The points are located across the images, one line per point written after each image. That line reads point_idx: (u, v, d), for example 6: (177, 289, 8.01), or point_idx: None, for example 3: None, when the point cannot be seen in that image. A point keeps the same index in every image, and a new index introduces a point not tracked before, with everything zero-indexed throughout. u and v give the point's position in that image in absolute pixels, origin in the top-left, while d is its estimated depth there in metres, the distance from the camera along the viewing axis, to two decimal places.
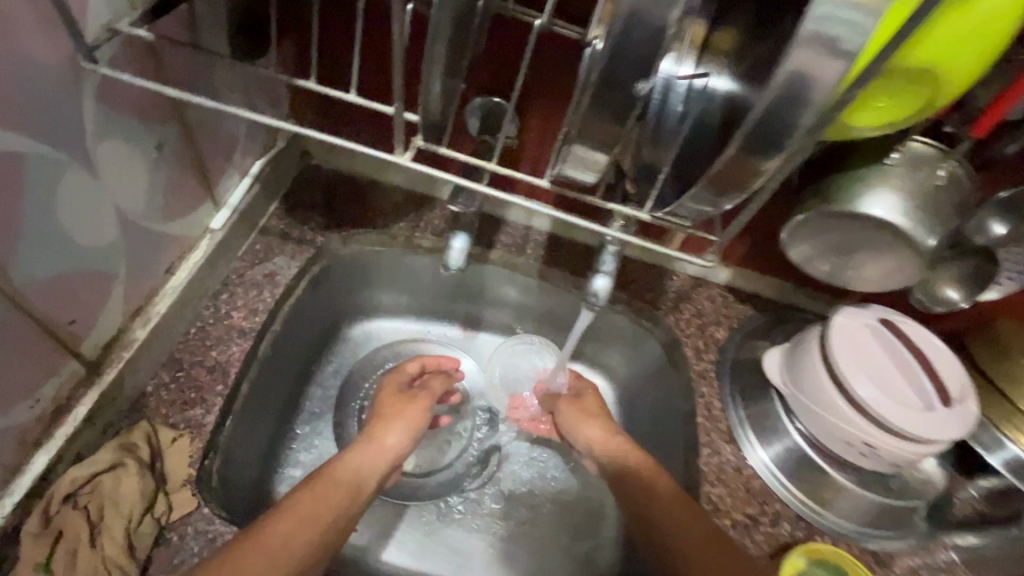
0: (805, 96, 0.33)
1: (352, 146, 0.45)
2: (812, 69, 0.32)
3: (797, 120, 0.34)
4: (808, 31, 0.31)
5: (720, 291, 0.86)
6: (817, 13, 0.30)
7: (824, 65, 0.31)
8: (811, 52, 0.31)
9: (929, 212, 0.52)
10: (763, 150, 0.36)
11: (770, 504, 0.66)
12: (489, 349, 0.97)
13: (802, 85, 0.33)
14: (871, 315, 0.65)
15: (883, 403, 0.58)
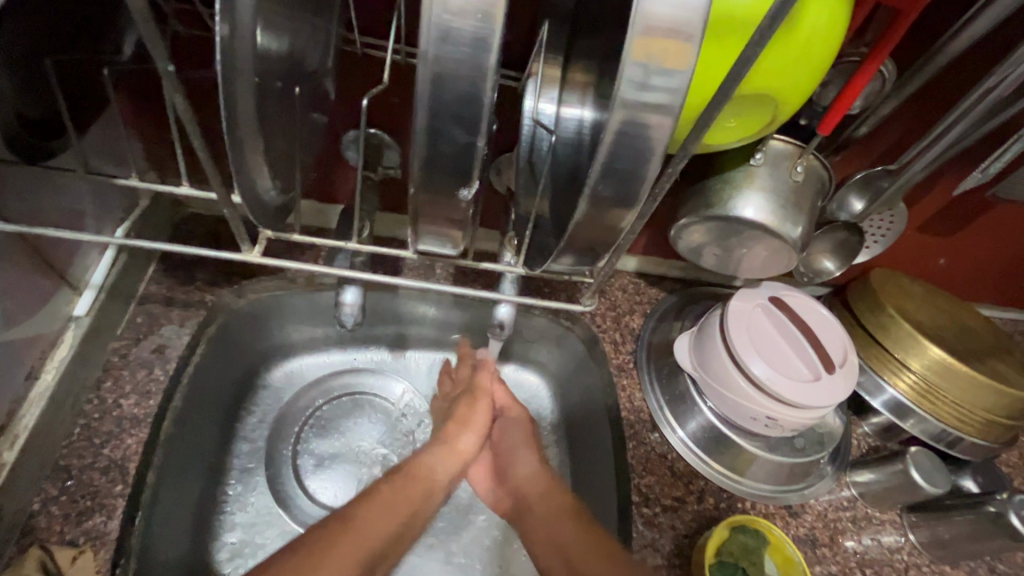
0: (644, 146, 0.32)
1: (197, 251, 0.46)
2: (638, 128, 0.31)
3: (637, 178, 0.34)
4: (625, 95, 0.30)
5: (630, 279, 0.89)
6: (628, 79, 0.30)
7: (652, 120, 0.31)
8: (631, 114, 0.31)
9: (791, 207, 0.55)
10: (611, 207, 0.35)
11: (694, 482, 0.71)
12: (420, 367, 0.95)
13: (633, 144, 0.32)
14: (762, 293, 0.69)
15: (776, 380, 0.63)
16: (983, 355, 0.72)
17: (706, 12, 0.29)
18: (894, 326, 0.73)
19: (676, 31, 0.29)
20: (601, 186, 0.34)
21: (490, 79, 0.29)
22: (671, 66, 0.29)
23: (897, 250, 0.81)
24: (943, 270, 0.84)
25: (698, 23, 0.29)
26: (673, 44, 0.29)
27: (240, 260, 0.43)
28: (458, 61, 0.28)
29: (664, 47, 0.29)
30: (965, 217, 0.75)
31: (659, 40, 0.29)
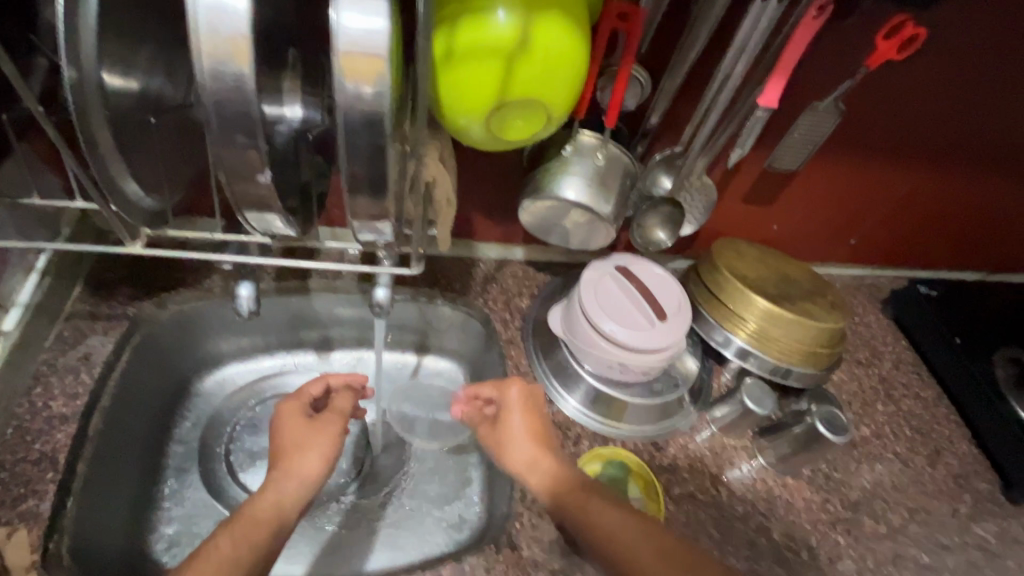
0: (375, 127, 0.42)
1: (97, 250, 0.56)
2: (365, 114, 0.42)
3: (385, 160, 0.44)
4: (346, 90, 0.41)
5: (521, 267, 1.01)
6: (345, 87, 0.41)
7: (370, 107, 0.41)
8: (357, 106, 0.41)
9: (598, 187, 0.69)
10: (370, 184, 0.45)
11: (571, 429, 0.84)
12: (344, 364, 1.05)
13: (369, 127, 0.42)
14: (610, 263, 0.83)
15: (617, 329, 0.76)
16: (797, 298, 0.87)
17: (388, 36, 0.40)
18: (725, 281, 0.88)
19: (373, 51, 0.40)
20: (357, 167, 0.44)
21: (252, 102, 0.41)
22: (375, 76, 0.40)
23: (733, 221, 0.98)
24: (778, 236, 1.02)
25: (384, 42, 0.39)
26: (371, 58, 0.40)
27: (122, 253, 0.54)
28: (230, 94, 0.40)
29: (366, 61, 0.40)
30: (775, 189, 0.93)
31: (358, 56, 0.40)
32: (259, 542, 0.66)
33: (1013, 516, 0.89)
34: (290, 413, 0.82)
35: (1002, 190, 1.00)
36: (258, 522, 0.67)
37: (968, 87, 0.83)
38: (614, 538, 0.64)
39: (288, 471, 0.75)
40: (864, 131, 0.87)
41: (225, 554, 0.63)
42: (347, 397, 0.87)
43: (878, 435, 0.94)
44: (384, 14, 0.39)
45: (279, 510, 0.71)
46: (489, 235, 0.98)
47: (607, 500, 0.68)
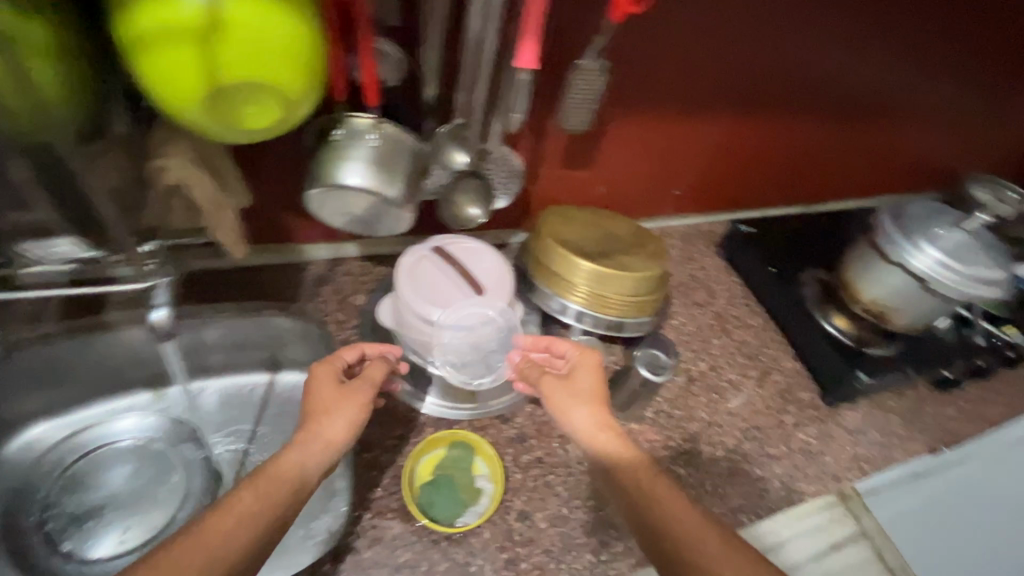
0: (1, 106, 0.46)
1: None
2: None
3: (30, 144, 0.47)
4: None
5: (357, 263, 0.98)
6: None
7: None
8: None
9: (377, 168, 0.67)
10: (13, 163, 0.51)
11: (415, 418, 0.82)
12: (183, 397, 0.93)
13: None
14: (427, 245, 0.82)
15: (432, 310, 0.76)
16: (615, 253, 0.91)
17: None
18: (548, 246, 0.90)
19: None
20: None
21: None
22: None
23: (559, 187, 0.99)
24: (607, 196, 1.05)
25: None
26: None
27: None
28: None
29: None
30: (591, 151, 0.94)
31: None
32: (282, 501, 0.58)
33: (831, 417, 1.00)
34: (322, 377, 0.71)
35: (799, 128, 1.07)
36: (275, 478, 0.60)
37: (752, 33, 0.84)
38: (683, 531, 0.56)
39: (320, 434, 0.66)
40: (665, 86, 0.87)
41: (247, 506, 0.56)
42: (380, 368, 0.75)
43: (714, 366, 1.02)
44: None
45: (302, 470, 0.62)
46: (314, 235, 0.93)
47: (678, 498, 0.59)
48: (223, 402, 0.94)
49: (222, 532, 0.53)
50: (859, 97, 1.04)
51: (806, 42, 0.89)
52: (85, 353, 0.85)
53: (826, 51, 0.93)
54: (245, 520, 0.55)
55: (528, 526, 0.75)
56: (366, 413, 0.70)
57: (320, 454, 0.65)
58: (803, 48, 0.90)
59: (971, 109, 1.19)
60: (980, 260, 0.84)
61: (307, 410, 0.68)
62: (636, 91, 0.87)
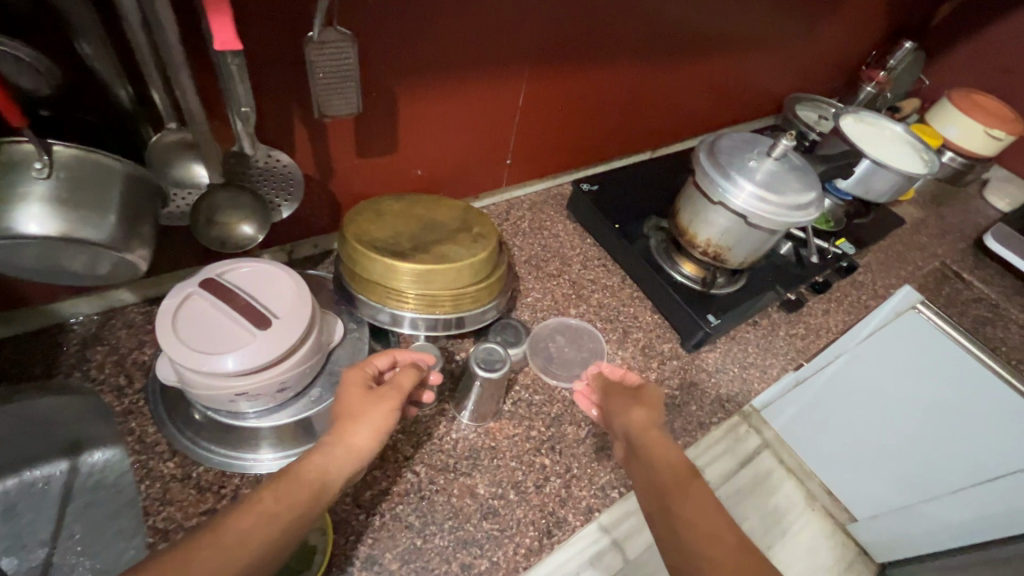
0: None
1: None
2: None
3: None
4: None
5: (136, 312, 0.81)
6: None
7: None
8: None
9: (53, 203, 0.51)
10: None
11: (226, 483, 0.70)
12: None
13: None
14: (193, 282, 0.68)
15: (204, 359, 0.62)
16: (436, 243, 0.82)
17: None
18: (354, 252, 0.79)
19: None
20: None
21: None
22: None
23: (366, 180, 0.87)
24: (429, 178, 0.95)
25: None
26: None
27: None
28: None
29: None
30: (389, 134, 0.83)
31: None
32: (304, 505, 0.55)
33: (692, 363, 1.00)
34: (351, 379, 0.68)
35: (618, 74, 1.03)
36: (298, 482, 0.57)
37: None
38: (692, 502, 0.58)
39: (340, 438, 0.62)
40: (453, 47, 0.78)
41: (269, 506, 0.53)
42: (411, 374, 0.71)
43: (574, 338, 0.97)
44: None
45: (326, 476, 0.59)
46: (63, 291, 0.75)
47: (685, 467, 0.62)
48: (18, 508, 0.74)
49: (238, 533, 0.50)
50: (667, 34, 1.01)
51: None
52: None
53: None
54: (268, 518, 0.53)
55: (378, 572, 0.66)
56: (393, 420, 0.66)
57: (343, 466, 0.61)
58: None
59: (776, 32, 1.21)
60: (793, 186, 0.84)
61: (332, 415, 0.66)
62: (420, 59, 0.76)
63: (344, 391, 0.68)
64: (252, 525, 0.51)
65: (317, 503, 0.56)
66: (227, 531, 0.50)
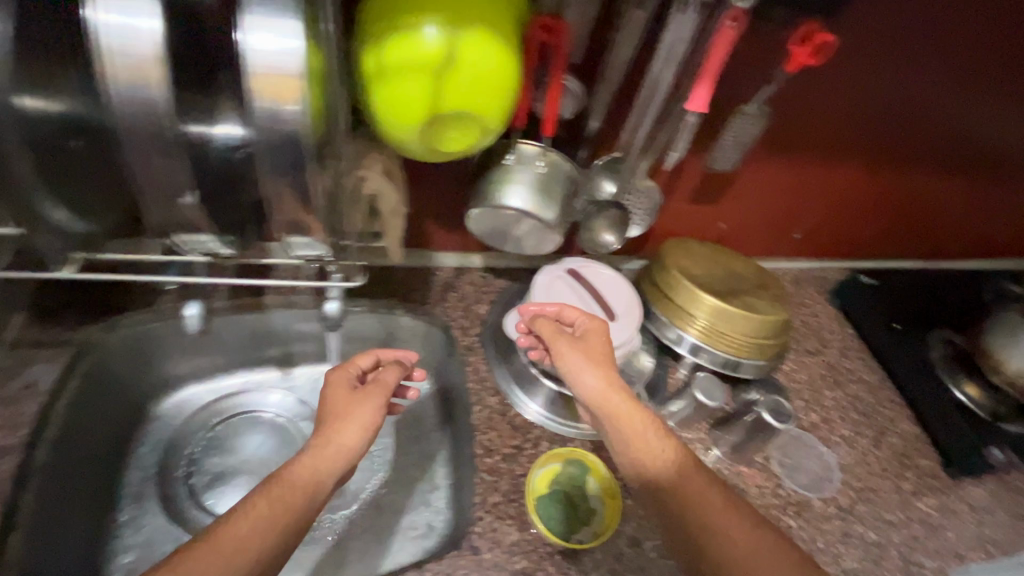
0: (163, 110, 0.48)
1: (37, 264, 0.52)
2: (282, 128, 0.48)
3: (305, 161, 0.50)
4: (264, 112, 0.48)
5: (478, 274, 1.03)
6: (262, 101, 0.47)
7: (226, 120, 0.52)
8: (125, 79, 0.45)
9: (541, 194, 0.71)
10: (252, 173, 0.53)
11: (532, 430, 0.84)
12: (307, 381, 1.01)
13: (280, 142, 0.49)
14: (561, 267, 0.85)
15: (569, 333, 0.78)
16: (740, 293, 0.91)
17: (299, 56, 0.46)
18: (676, 281, 0.91)
19: (137, 60, 0.45)
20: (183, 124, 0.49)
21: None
22: (285, 91, 0.47)
23: (682, 219, 1.00)
24: (727, 233, 1.05)
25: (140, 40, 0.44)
26: (280, 75, 0.47)
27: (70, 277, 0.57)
28: (144, 100, 0.46)
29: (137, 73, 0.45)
30: (720, 188, 0.95)
31: (274, 76, 0.47)
32: (297, 505, 0.59)
33: (953, 490, 0.94)
34: (336, 381, 0.72)
35: (936, 182, 1.04)
36: (294, 486, 0.61)
37: (904, 79, 0.83)
38: (696, 496, 0.61)
39: (328, 439, 0.66)
40: (801, 124, 0.87)
41: (264, 512, 0.57)
42: (394, 372, 0.76)
43: (827, 419, 0.98)
44: (296, 37, 0.46)
45: (317, 475, 0.63)
46: (447, 243, 0.99)
47: (705, 477, 0.63)
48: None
49: (235, 536, 0.54)
50: (1003, 151, 0.99)
51: (945, 89, 0.86)
52: (232, 328, 0.91)
53: (972, 100, 0.89)
54: (269, 521, 0.57)
55: (637, 554, 0.75)
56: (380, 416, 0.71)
57: (333, 460, 0.65)
58: (940, 96, 0.87)
59: None
60: None
61: (320, 417, 0.69)
62: (776, 132, 0.88)
63: (329, 394, 0.71)
64: (264, 525, 0.56)
65: (317, 498, 0.62)
66: (224, 540, 0.53)
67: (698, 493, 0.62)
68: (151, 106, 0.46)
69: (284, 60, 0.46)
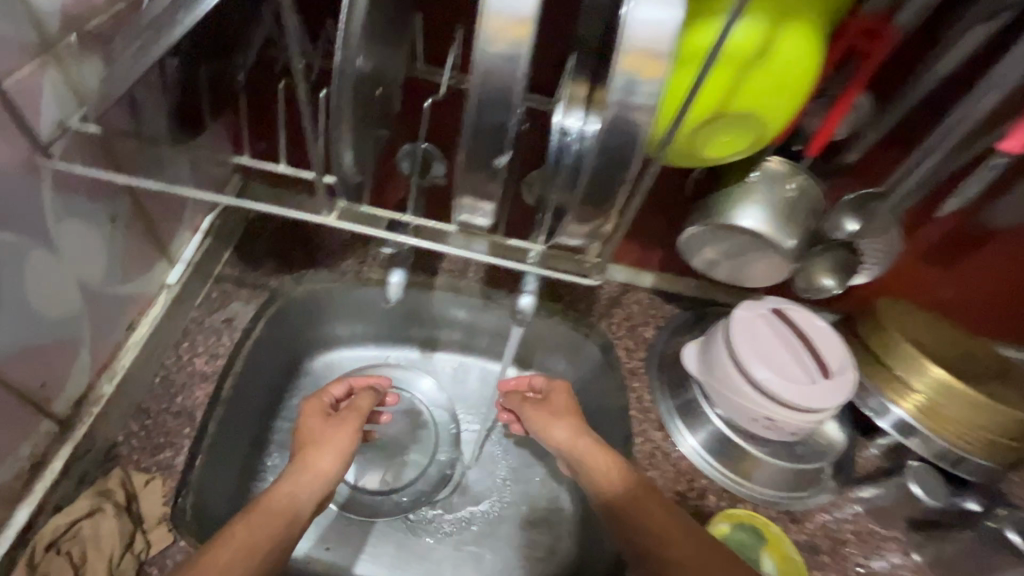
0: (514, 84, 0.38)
1: (281, 210, 0.49)
2: (628, 123, 0.41)
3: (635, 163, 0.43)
4: (614, 99, 0.40)
5: (646, 294, 0.95)
6: (618, 82, 0.39)
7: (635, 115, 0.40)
8: (494, 48, 0.37)
9: (785, 219, 0.62)
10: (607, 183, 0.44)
11: (698, 479, 0.75)
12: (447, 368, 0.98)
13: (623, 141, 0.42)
14: (764, 304, 0.75)
15: (775, 382, 0.68)
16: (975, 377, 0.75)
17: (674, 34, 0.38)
18: (898, 346, 0.76)
19: (519, 17, 0.36)
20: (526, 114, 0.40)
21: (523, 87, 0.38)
22: (649, 74, 0.39)
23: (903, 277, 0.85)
24: (952, 302, 0.87)
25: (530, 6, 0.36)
26: (650, 56, 0.38)
27: (313, 223, 0.48)
28: (496, 70, 0.38)
29: (511, 29, 0.37)
30: (967, 247, 0.79)
31: (643, 54, 0.38)
32: (279, 536, 0.56)
33: None
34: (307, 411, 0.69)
35: None
36: (271, 513, 0.57)
37: None
38: (647, 517, 0.65)
39: (306, 465, 0.62)
40: None
41: (244, 539, 0.54)
42: (370, 397, 0.72)
43: None
44: (677, 13, 0.38)
45: (296, 502, 0.60)
46: (622, 256, 0.92)
47: (661, 507, 0.66)
48: (481, 386, 0.97)
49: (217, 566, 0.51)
50: None
51: None
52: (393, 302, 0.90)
53: None
54: (241, 553, 0.53)
55: None
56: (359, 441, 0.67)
57: (313, 487, 0.62)
58: None
59: None
60: None
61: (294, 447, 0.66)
62: None
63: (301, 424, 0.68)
64: (241, 554, 0.53)
65: (292, 527, 0.58)
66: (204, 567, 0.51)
67: (646, 521, 0.65)
68: (512, 79, 0.38)
69: (660, 36, 0.38)
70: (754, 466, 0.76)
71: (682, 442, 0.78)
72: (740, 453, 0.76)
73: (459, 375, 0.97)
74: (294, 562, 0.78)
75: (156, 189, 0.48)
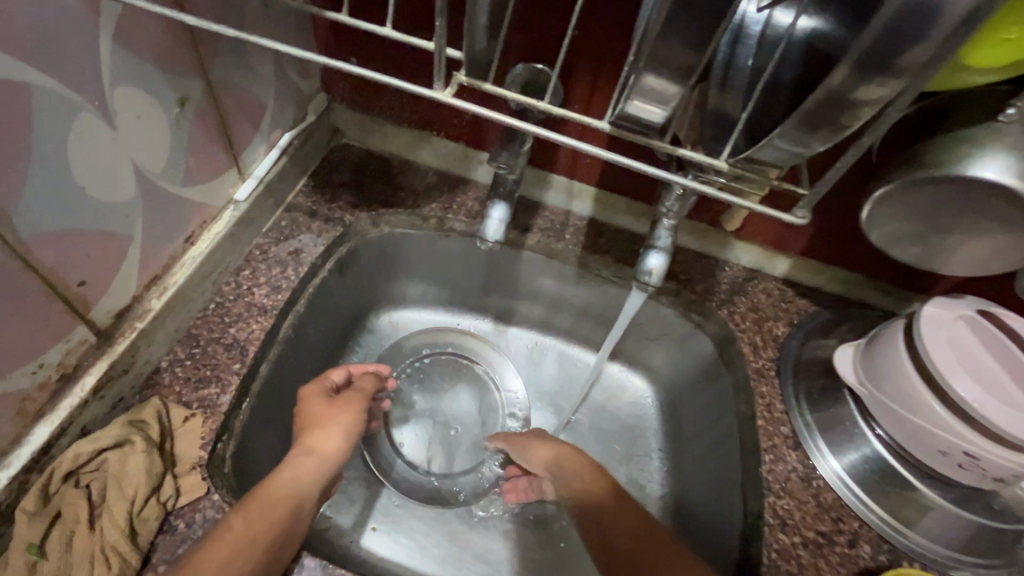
0: None
1: (401, 81, 0.40)
2: None
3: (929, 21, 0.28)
4: None
5: (776, 284, 0.78)
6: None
7: None
8: None
9: None
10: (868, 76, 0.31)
11: (846, 521, 0.58)
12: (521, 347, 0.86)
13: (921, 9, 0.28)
14: (964, 305, 0.56)
15: (988, 406, 0.49)
16: None
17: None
18: None
19: None
20: None
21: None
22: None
23: None
24: None
25: None
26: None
27: (432, 96, 0.38)
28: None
29: None
30: None
31: None
32: (285, 530, 0.44)
33: None
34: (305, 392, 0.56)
35: None
36: (274, 502, 0.45)
37: None
38: (612, 523, 0.56)
39: (311, 447, 0.51)
40: None
41: (243, 533, 0.42)
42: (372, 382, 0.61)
43: None
44: None
45: (303, 487, 0.48)
46: (755, 233, 0.75)
47: (630, 513, 0.56)
48: (557, 373, 0.84)
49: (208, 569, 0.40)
50: None
51: None
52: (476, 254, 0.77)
53: None
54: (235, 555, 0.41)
55: None
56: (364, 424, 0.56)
57: (320, 473, 0.50)
58: None
59: None
60: None
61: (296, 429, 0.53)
62: None
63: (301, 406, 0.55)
64: (226, 556, 0.41)
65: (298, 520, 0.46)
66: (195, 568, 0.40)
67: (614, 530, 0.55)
68: None
69: None
70: (924, 514, 0.57)
71: (822, 464, 0.61)
72: (908, 494, 0.58)
73: (535, 356, 0.85)
74: (333, 538, 0.67)
75: (236, 38, 0.41)
